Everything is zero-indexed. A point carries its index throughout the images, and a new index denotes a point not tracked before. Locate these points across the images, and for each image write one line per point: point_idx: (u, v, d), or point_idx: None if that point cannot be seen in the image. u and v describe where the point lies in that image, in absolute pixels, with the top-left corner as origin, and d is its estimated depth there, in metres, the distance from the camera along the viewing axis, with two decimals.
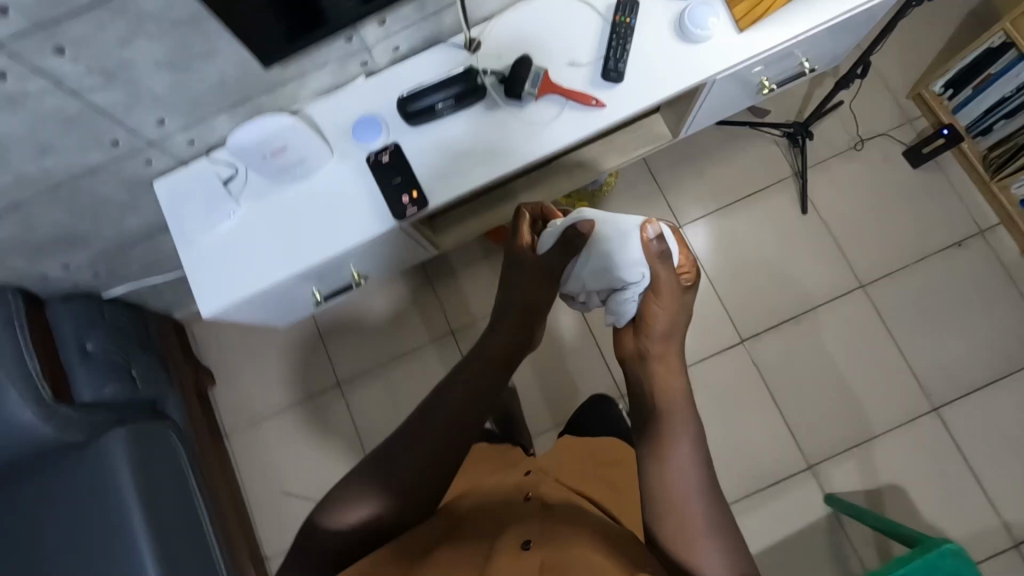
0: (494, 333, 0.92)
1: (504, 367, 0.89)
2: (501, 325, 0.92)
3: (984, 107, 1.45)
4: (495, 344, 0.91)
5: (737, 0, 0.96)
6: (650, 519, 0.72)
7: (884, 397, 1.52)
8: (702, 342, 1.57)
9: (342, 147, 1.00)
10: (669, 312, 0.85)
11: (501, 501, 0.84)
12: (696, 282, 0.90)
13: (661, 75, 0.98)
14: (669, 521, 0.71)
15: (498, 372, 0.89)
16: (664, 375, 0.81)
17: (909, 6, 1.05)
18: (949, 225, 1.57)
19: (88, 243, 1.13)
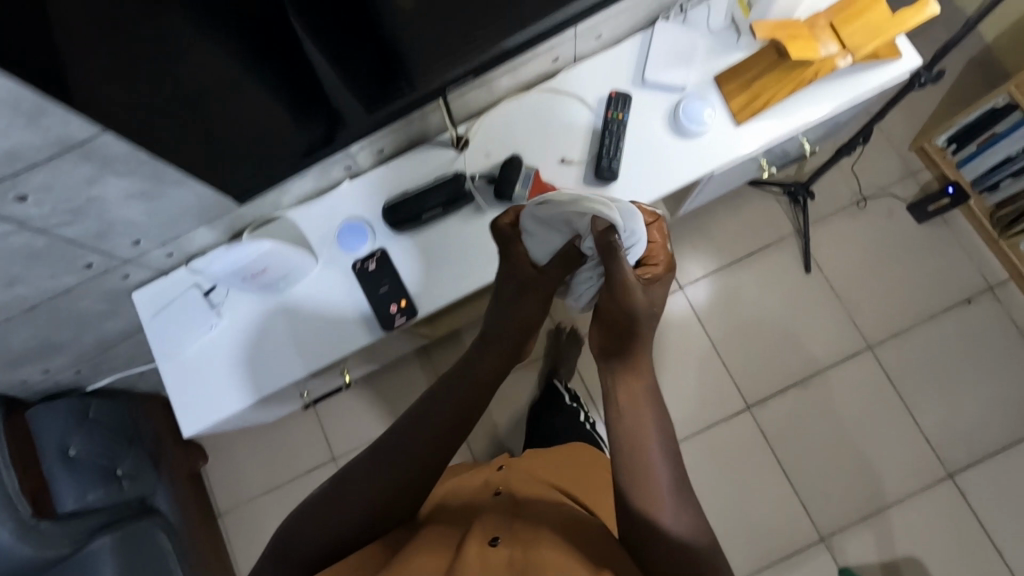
0: (485, 353, 0.83)
1: (494, 386, 0.81)
2: (493, 345, 0.84)
3: (988, 165, 1.41)
4: (485, 365, 0.82)
5: (733, 94, 0.92)
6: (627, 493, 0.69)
7: (898, 462, 1.46)
8: (707, 408, 1.52)
9: (327, 254, 0.97)
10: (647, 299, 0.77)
11: (468, 501, 0.79)
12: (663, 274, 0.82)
13: (656, 172, 0.94)
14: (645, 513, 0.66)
15: (490, 390, 0.80)
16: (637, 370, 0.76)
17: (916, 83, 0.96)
18: (957, 281, 1.53)
19: (68, 349, 1.09)
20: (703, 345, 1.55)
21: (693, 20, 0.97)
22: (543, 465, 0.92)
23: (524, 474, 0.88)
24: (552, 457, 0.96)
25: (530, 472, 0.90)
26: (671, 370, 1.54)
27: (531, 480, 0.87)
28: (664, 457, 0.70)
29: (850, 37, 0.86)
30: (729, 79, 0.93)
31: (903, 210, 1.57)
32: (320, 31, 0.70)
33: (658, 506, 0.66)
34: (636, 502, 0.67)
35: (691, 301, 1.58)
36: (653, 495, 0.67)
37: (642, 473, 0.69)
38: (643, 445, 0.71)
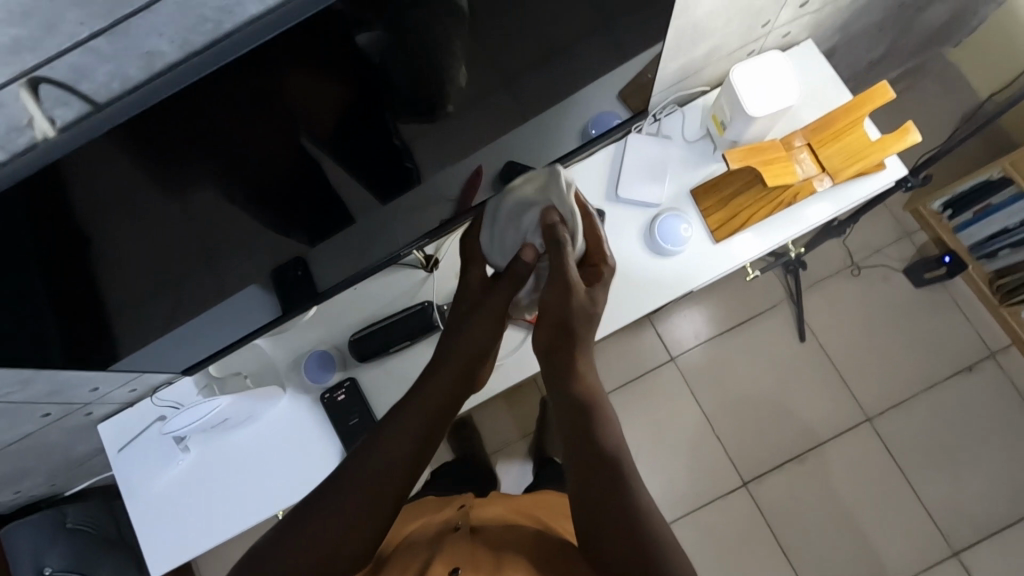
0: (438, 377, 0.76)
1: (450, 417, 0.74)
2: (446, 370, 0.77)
3: (986, 233, 1.35)
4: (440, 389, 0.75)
5: (711, 211, 0.89)
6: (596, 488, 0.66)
7: (901, 540, 1.40)
8: (701, 484, 1.46)
9: (295, 383, 0.93)
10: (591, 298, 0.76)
11: (431, 538, 0.80)
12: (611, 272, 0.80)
13: (633, 292, 0.90)
14: (601, 493, 0.65)
15: (445, 421, 0.74)
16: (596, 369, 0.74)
17: (902, 186, 0.93)
18: (958, 347, 1.48)
19: (38, 471, 1.07)
20: (697, 417, 1.50)
21: (668, 129, 0.93)
22: (511, 501, 0.93)
23: (492, 507, 0.90)
24: (520, 496, 0.97)
25: (496, 506, 0.91)
26: (662, 446, 1.49)
27: (499, 512, 0.89)
28: (617, 430, 0.70)
29: (830, 160, 0.83)
30: (707, 193, 0.89)
31: (899, 273, 1.52)
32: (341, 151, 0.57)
33: (615, 484, 0.65)
34: (592, 485, 0.66)
35: (682, 372, 1.52)
36: (609, 473, 0.66)
37: (596, 455, 0.67)
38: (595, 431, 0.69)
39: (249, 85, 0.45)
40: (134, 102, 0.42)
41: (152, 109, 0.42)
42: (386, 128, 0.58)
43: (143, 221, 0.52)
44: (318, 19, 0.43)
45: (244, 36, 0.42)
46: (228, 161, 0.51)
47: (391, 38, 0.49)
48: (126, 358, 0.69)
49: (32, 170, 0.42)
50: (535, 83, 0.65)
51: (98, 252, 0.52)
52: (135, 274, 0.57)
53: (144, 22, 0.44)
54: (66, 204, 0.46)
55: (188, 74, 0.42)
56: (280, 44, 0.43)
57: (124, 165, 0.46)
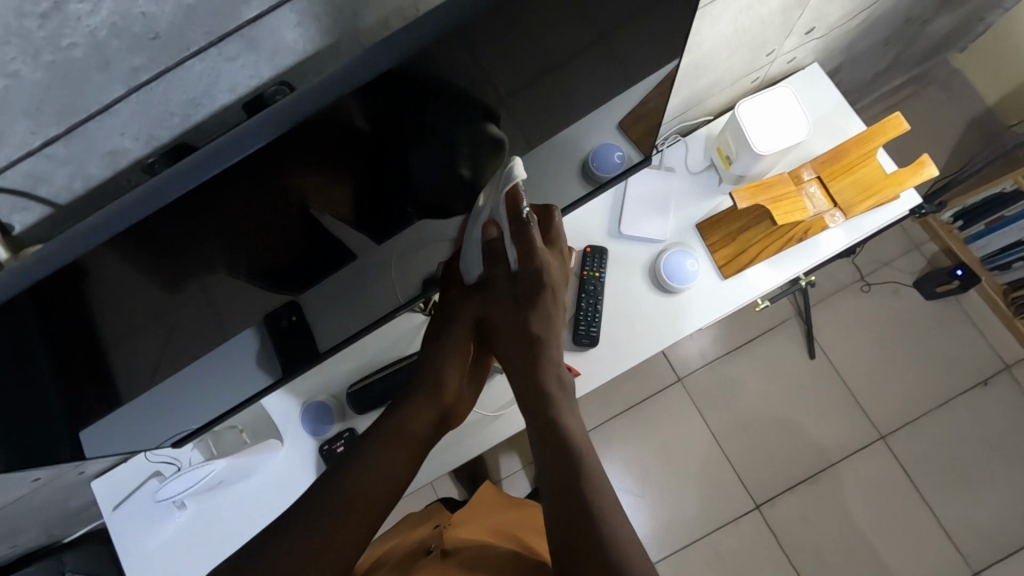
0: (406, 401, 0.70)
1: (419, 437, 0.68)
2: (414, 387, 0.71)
3: (997, 245, 1.32)
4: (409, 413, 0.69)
5: (718, 247, 0.86)
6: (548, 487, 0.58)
7: (920, 562, 1.35)
8: (712, 509, 1.39)
9: (291, 434, 0.89)
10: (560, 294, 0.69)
11: (400, 566, 0.80)
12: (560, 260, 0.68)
13: (640, 331, 0.86)
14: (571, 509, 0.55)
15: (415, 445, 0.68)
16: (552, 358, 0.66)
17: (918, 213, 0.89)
18: (971, 361, 1.44)
19: (30, 526, 1.03)
20: (705, 439, 1.44)
21: (670, 161, 0.90)
22: (490, 520, 0.92)
23: (467, 528, 0.89)
24: (502, 514, 0.95)
25: (474, 526, 0.90)
26: (668, 469, 1.42)
27: (473, 533, 0.87)
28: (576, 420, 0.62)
29: (841, 194, 0.82)
30: (713, 228, 0.86)
31: (909, 287, 1.49)
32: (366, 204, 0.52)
33: (586, 496, 0.55)
34: (561, 502, 0.56)
35: (690, 393, 1.47)
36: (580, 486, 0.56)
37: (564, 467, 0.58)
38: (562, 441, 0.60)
39: (263, 175, 0.40)
40: (136, 205, 0.36)
41: (158, 212, 0.37)
42: (399, 189, 0.52)
43: (144, 312, 0.46)
44: (338, 105, 0.38)
45: (258, 124, 0.36)
46: (241, 235, 0.45)
47: (415, 109, 0.43)
48: (111, 440, 0.63)
49: (30, 283, 0.37)
50: (539, 98, 0.55)
51: (97, 349, 0.47)
52: (138, 361, 0.53)
53: (104, 123, 0.40)
54: (65, 311, 0.40)
55: (198, 172, 0.36)
56: (299, 134, 0.38)
57: (127, 265, 0.40)
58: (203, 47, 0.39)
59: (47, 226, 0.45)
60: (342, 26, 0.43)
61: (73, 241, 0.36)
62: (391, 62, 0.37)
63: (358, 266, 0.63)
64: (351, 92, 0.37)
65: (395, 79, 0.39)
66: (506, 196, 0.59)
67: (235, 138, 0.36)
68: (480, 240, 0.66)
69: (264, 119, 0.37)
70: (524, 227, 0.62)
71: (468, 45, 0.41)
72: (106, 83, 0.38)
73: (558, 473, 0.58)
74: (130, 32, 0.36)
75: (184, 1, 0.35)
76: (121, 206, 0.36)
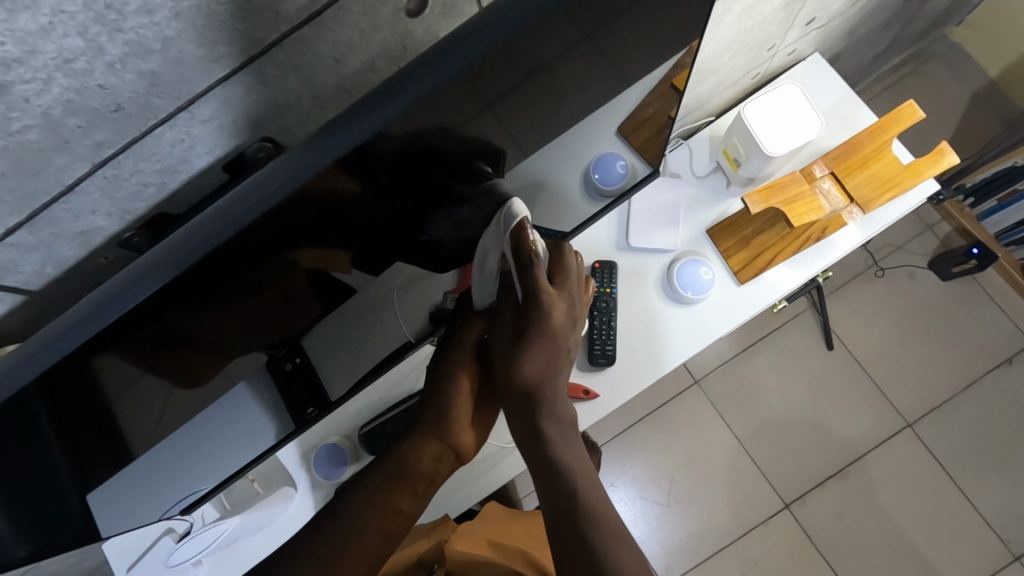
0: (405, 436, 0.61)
1: (424, 479, 0.59)
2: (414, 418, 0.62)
3: (1012, 220, 1.28)
4: (410, 450, 0.59)
5: (731, 251, 0.82)
6: (550, 516, 0.54)
7: (956, 551, 1.31)
8: (739, 511, 1.36)
9: (305, 480, 0.85)
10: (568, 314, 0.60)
11: None
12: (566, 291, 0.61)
13: (657, 345, 0.82)
14: (580, 552, 0.51)
15: (418, 487, 0.59)
16: (539, 367, 0.57)
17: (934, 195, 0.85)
18: (994, 340, 1.41)
19: None
20: (728, 442, 1.40)
21: (676, 167, 0.87)
22: (490, 528, 0.88)
23: (469, 537, 0.85)
24: (502, 518, 0.91)
25: (473, 534, 0.86)
26: (693, 476, 1.39)
27: (474, 544, 0.84)
28: (563, 439, 0.57)
29: (858, 189, 0.79)
30: (725, 234, 0.83)
31: (924, 269, 1.45)
32: (367, 242, 0.47)
33: (591, 520, 0.52)
34: (566, 540, 0.52)
35: (708, 394, 1.43)
36: (581, 518, 0.52)
37: (563, 501, 0.54)
38: (558, 474, 0.55)
39: (254, 249, 0.36)
40: (119, 296, 0.34)
41: (147, 299, 0.34)
42: (402, 233, 0.49)
43: (142, 380, 0.44)
44: (324, 175, 0.34)
45: (240, 199, 0.33)
46: (237, 294, 0.41)
47: (411, 162, 0.39)
48: (113, 517, 0.59)
49: (21, 381, 0.35)
50: (539, 133, 0.53)
51: (99, 417, 0.45)
52: (143, 423, 0.50)
53: (70, 205, 0.35)
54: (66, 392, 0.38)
55: (178, 260, 0.33)
56: (285, 210, 0.34)
57: (117, 349, 0.38)
58: (174, 112, 0.34)
59: (19, 314, 0.41)
60: (326, 76, 0.39)
61: (56, 336, 0.34)
62: (380, 124, 0.33)
63: (360, 303, 0.60)
64: (340, 158, 0.33)
65: (388, 139, 0.35)
66: (510, 234, 0.56)
67: (214, 220, 0.33)
68: (492, 273, 0.60)
69: (243, 194, 0.33)
70: (529, 267, 0.57)
71: (475, 89, 0.37)
72: (66, 162, 0.33)
73: (557, 504, 0.54)
74: (89, 108, 0.31)
75: (147, 68, 0.31)
76: (103, 297, 0.34)
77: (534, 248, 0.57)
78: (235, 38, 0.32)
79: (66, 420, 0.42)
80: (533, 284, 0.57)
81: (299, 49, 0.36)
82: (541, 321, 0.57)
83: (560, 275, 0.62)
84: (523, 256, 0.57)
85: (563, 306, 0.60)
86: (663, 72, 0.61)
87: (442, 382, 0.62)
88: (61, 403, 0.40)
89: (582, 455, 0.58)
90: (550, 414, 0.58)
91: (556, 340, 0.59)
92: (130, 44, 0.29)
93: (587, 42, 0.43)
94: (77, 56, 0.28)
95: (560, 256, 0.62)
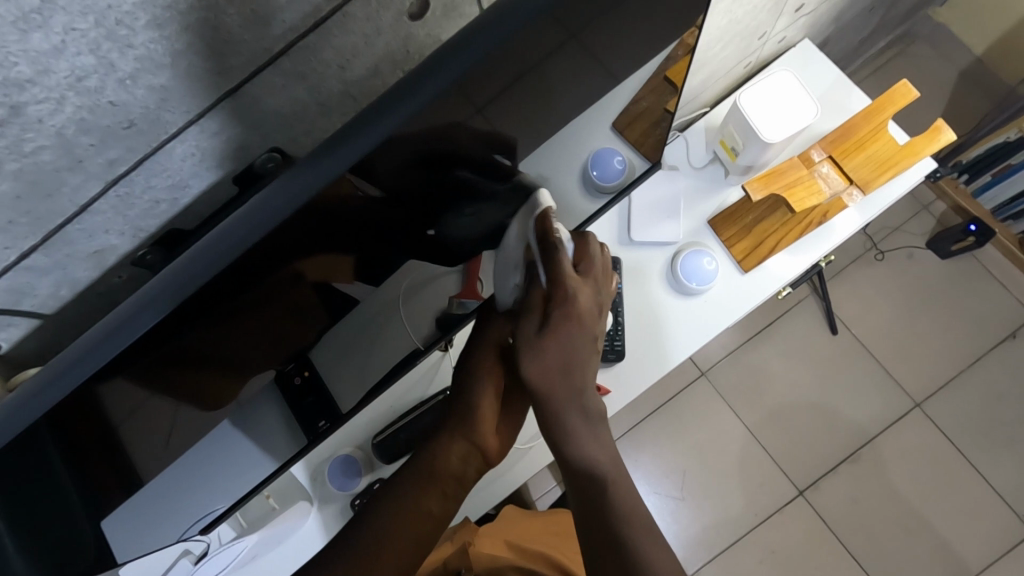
0: (431, 439, 0.62)
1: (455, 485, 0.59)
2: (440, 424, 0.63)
3: (1007, 194, 1.29)
4: (442, 455, 0.60)
5: (734, 239, 0.83)
6: (581, 513, 0.55)
7: (971, 527, 1.32)
8: (755, 500, 1.36)
9: (321, 493, 0.85)
10: (593, 296, 0.59)
11: None
12: (590, 277, 0.61)
13: (664, 339, 0.82)
14: (615, 546, 0.51)
15: (448, 493, 0.59)
16: (564, 359, 0.57)
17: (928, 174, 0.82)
18: (996, 315, 1.42)
19: None
20: (738, 432, 1.40)
21: (673, 160, 0.87)
22: (511, 530, 0.87)
23: (490, 540, 0.84)
24: (520, 517, 0.91)
25: (494, 536, 0.85)
26: (705, 469, 1.39)
27: (496, 547, 0.83)
28: (590, 437, 0.57)
29: (856, 171, 0.79)
30: (726, 223, 0.83)
31: (923, 249, 1.46)
32: (386, 236, 0.47)
33: (622, 515, 0.53)
34: (598, 537, 0.52)
35: (717, 386, 1.43)
36: (613, 515, 0.53)
37: (595, 498, 0.54)
38: (585, 471, 0.55)
39: (266, 261, 0.36)
40: (129, 321, 0.34)
41: (162, 315, 0.34)
42: (409, 233, 0.49)
43: (157, 397, 0.44)
44: (337, 183, 0.34)
45: (254, 211, 0.32)
46: (251, 306, 0.41)
47: (415, 161, 0.39)
48: (131, 542, 0.59)
49: (36, 412, 0.35)
50: (538, 131, 0.54)
51: (119, 438, 0.45)
52: (162, 445, 0.50)
53: (84, 225, 0.35)
54: (82, 413, 0.38)
55: (191, 279, 0.33)
56: (298, 220, 0.34)
57: (130, 372, 0.37)
58: (183, 125, 0.34)
59: (36, 339, 0.41)
60: (331, 83, 0.39)
61: (66, 366, 0.34)
62: (391, 127, 0.33)
63: (372, 313, 0.60)
64: (351, 166, 0.33)
65: (397, 142, 0.35)
66: (536, 219, 0.58)
67: (224, 237, 0.33)
68: (516, 262, 0.61)
69: (253, 209, 0.33)
70: (554, 252, 0.59)
71: (466, 97, 0.37)
72: (80, 182, 0.33)
73: (587, 502, 0.55)
74: (102, 125, 0.31)
75: (158, 83, 0.31)
76: (112, 324, 0.34)
77: (558, 237, 0.60)
78: (241, 48, 0.33)
79: (85, 442, 0.42)
80: (557, 268, 0.58)
81: (305, 57, 0.36)
82: (566, 309, 0.57)
83: (586, 262, 0.61)
84: (547, 244, 0.59)
85: (590, 293, 0.59)
86: (658, 66, 0.62)
87: (473, 377, 0.63)
88: (74, 429, 0.40)
89: (608, 447, 0.58)
90: (578, 408, 0.57)
91: (584, 329, 0.57)
92: (141, 59, 0.29)
93: (573, 41, 0.44)
94: (89, 74, 0.28)
95: (585, 244, 0.62)
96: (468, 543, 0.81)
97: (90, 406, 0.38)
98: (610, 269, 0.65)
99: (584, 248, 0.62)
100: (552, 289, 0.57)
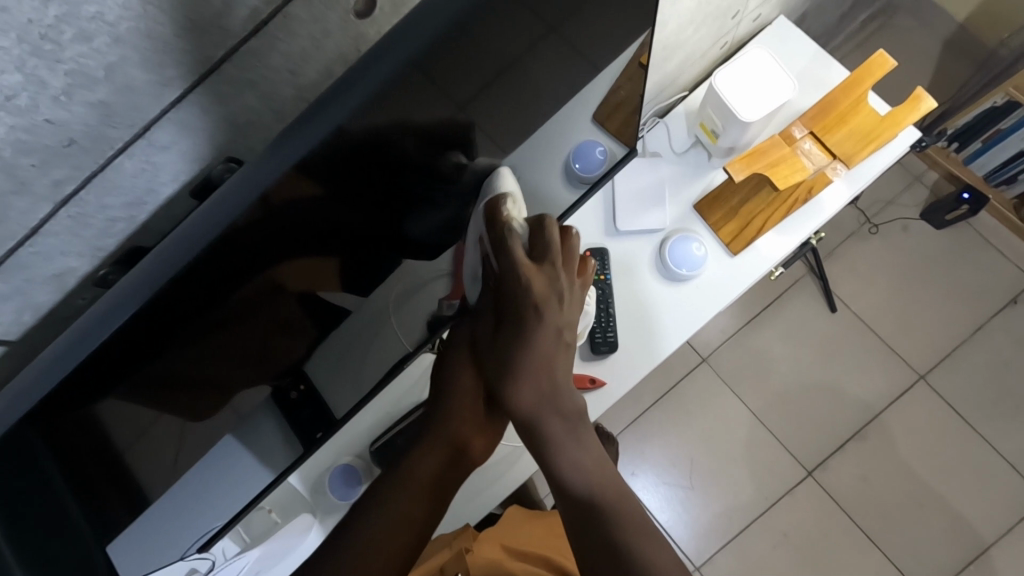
0: (415, 445, 0.61)
1: (434, 490, 0.59)
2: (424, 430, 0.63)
3: (999, 159, 1.28)
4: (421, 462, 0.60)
5: (722, 221, 0.82)
6: (570, 517, 0.52)
7: (983, 495, 1.31)
8: (765, 483, 1.35)
9: (323, 505, 0.84)
10: (548, 283, 0.56)
11: None
12: (546, 260, 0.57)
13: (654, 328, 0.81)
14: (605, 543, 0.49)
15: (430, 500, 0.58)
16: (534, 355, 0.56)
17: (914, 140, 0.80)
18: (996, 283, 1.41)
19: None
20: (744, 418, 1.39)
21: (654, 146, 0.86)
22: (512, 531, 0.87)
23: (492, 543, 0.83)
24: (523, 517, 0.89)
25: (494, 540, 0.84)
26: (714, 455, 1.38)
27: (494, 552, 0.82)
28: (573, 437, 0.55)
29: (839, 145, 0.79)
30: (713, 205, 0.82)
31: (917, 221, 1.45)
32: (346, 242, 0.45)
33: (609, 510, 0.51)
34: (588, 538, 0.50)
35: (718, 372, 1.42)
36: (601, 516, 0.51)
37: (581, 501, 0.52)
38: (566, 473, 0.54)
39: (221, 276, 0.36)
40: (78, 344, 0.33)
41: (117, 331, 0.33)
42: (379, 235, 0.48)
43: (151, 422, 0.44)
44: (279, 189, 0.33)
45: (200, 221, 0.32)
46: (219, 325, 0.40)
47: (364, 164, 0.38)
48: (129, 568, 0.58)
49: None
50: (512, 124, 0.53)
51: (114, 470, 0.45)
52: (158, 471, 0.50)
53: (38, 248, 0.35)
54: (63, 437, 0.37)
55: (136, 296, 0.32)
56: (244, 229, 0.34)
57: (116, 391, 0.38)
58: (131, 140, 0.34)
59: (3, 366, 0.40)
60: (284, 89, 0.38)
61: (10, 401, 0.33)
62: (329, 128, 0.32)
63: (360, 321, 0.60)
64: (294, 165, 0.32)
65: (344, 138, 0.34)
66: (485, 207, 0.57)
67: (169, 250, 0.32)
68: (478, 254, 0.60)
69: (193, 222, 0.32)
70: (504, 238, 0.56)
71: (424, 93, 0.37)
72: (27, 205, 0.32)
73: (574, 506, 0.52)
74: (43, 144, 0.31)
75: (97, 98, 0.31)
76: (61, 349, 0.33)
77: (508, 220, 0.57)
78: (182, 57, 0.32)
79: (79, 476, 0.42)
80: (509, 258, 0.55)
81: (251, 63, 0.35)
82: (523, 299, 0.55)
83: (539, 246, 0.57)
84: (496, 230, 0.57)
85: (545, 281, 0.56)
86: (631, 53, 0.61)
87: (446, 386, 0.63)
88: (71, 459, 0.40)
89: (593, 448, 0.56)
90: (556, 407, 0.56)
91: (544, 321, 0.55)
92: (73, 74, 0.29)
93: (554, 34, 0.45)
94: (20, 92, 0.28)
95: (541, 228, 0.58)
96: (467, 550, 0.80)
97: (73, 431, 0.38)
98: (576, 257, 0.60)
99: (541, 236, 0.57)
100: (504, 275, 0.56)
